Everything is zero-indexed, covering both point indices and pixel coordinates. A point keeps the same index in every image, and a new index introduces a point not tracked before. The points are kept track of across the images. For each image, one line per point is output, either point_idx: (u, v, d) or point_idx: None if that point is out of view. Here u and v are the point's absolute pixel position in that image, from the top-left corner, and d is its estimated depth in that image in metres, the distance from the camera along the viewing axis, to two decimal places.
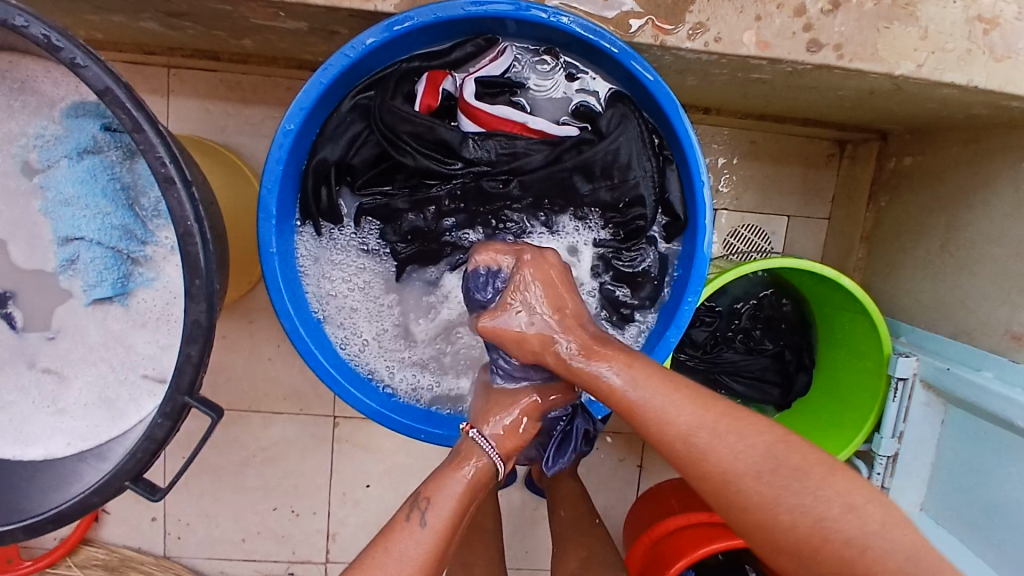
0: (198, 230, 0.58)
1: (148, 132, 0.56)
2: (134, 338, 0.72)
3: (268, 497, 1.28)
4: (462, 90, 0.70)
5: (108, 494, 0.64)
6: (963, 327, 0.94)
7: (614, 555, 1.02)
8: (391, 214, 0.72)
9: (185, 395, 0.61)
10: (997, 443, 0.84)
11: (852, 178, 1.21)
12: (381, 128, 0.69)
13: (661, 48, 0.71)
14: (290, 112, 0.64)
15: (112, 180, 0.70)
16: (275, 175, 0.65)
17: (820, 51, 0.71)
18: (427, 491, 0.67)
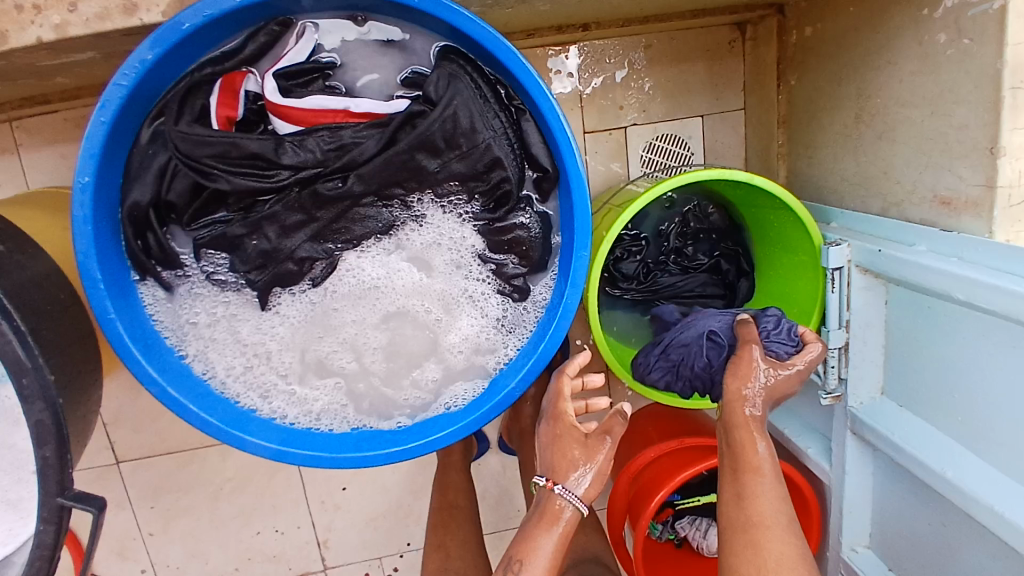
0: (8, 324, 0.53)
1: None
2: (12, 437, 0.67)
3: (248, 523, 1.27)
4: (264, 88, 0.64)
5: None
6: (891, 199, 0.90)
7: None
8: (232, 242, 0.66)
9: (58, 496, 0.56)
10: (941, 316, 0.81)
11: (758, 60, 1.14)
12: (182, 156, 0.63)
13: None
14: (78, 163, 0.57)
15: None
16: (85, 236, 0.59)
17: None
18: (518, 552, 0.71)
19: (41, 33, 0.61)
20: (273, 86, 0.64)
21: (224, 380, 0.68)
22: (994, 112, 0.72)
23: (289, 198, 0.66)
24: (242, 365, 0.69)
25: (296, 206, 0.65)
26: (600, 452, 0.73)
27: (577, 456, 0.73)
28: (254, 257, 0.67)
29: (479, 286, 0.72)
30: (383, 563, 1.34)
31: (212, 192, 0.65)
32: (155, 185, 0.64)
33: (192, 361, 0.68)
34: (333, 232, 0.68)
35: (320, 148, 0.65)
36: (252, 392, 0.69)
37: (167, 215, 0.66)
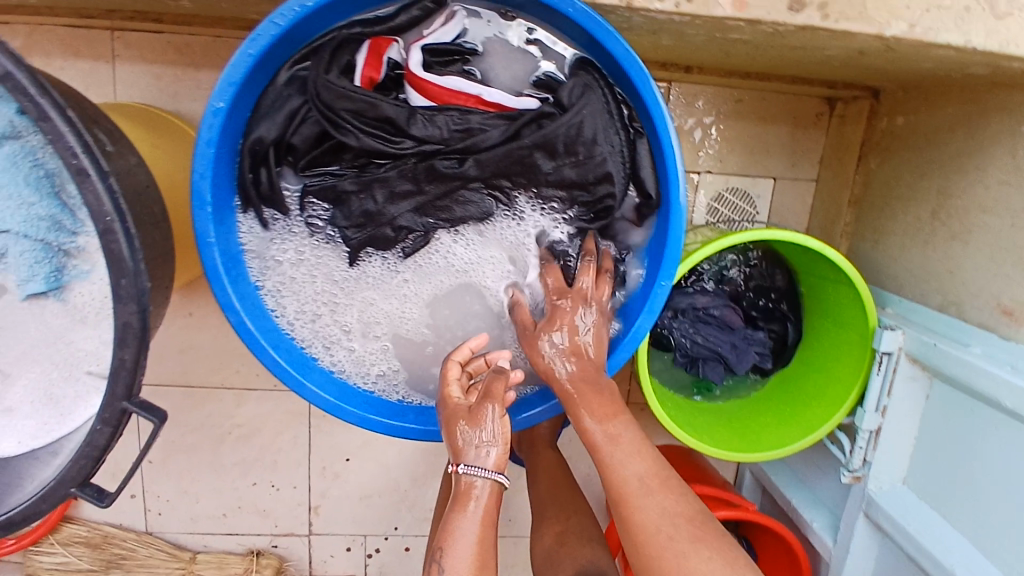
0: (120, 225, 0.53)
1: (55, 120, 0.51)
2: (75, 334, 0.68)
3: (247, 472, 1.28)
4: (407, 59, 0.67)
5: (56, 501, 0.62)
6: (952, 297, 0.91)
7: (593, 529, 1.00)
8: (338, 197, 0.69)
9: (123, 400, 0.58)
10: (983, 420, 0.82)
11: (841, 138, 1.16)
12: (319, 104, 0.66)
13: (628, 9, 0.65)
14: (217, 87, 0.58)
15: (34, 166, 0.63)
16: (206, 159, 0.60)
17: (803, 11, 0.64)
18: (442, 541, 0.65)
19: None
20: (417, 58, 0.67)
21: (292, 323, 0.72)
22: None
23: (402, 169, 0.68)
24: (314, 313, 0.72)
25: (411, 176, 0.68)
26: (486, 417, 0.66)
27: (465, 427, 0.66)
28: (355, 214, 0.69)
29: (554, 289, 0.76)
30: (367, 542, 1.34)
31: (336, 143, 0.68)
32: (283, 126, 0.66)
33: (269, 298, 0.70)
34: (432, 210, 0.70)
35: (446, 128, 0.67)
36: (317, 339, 0.73)
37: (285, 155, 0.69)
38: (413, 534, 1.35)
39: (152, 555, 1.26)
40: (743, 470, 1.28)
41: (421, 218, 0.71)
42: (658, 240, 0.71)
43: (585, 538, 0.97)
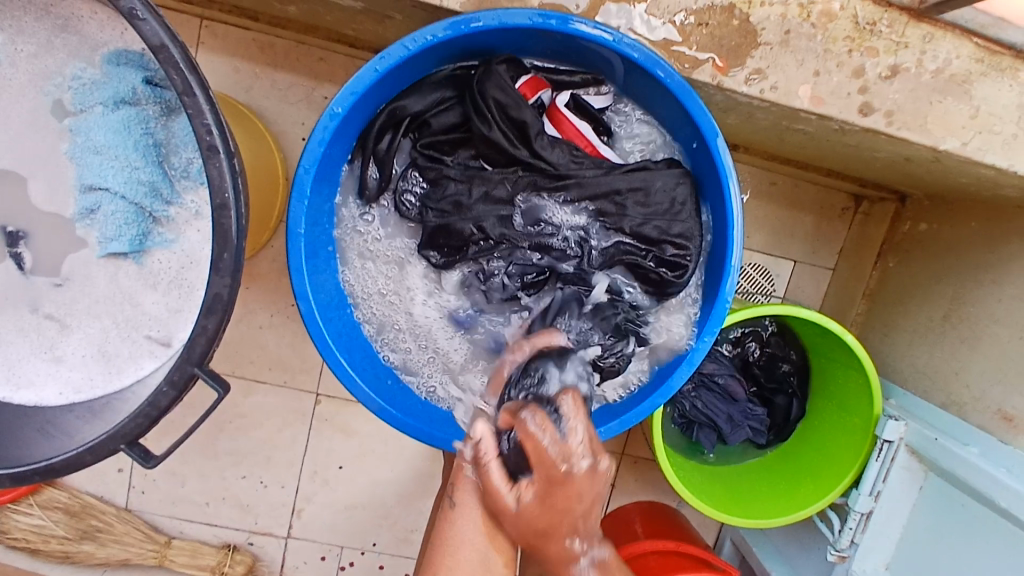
0: (234, 202, 0.57)
1: (198, 97, 0.55)
2: (143, 297, 0.70)
3: (239, 464, 1.28)
4: (555, 98, 0.79)
5: (101, 454, 0.62)
6: (954, 399, 0.95)
7: None
8: (435, 181, 0.79)
9: (195, 365, 0.59)
10: (975, 517, 0.86)
11: (864, 235, 1.22)
12: (472, 98, 0.76)
13: (717, 87, 0.71)
14: (340, 95, 0.66)
15: (146, 134, 0.68)
16: (314, 154, 0.68)
17: (871, 116, 0.71)
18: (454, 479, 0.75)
19: None
20: (565, 99, 0.79)
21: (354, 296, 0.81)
22: None
23: (504, 177, 0.77)
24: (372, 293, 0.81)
25: (509, 186, 0.77)
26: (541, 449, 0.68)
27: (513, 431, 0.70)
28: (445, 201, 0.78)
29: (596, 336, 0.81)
30: (342, 554, 1.32)
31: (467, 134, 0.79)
32: (429, 105, 0.77)
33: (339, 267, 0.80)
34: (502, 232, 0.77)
35: (560, 157, 0.77)
36: (369, 316, 0.82)
37: (413, 129, 0.79)
38: (390, 553, 1.33)
39: (128, 533, 1.24)
40: (724, 537, 1.28)
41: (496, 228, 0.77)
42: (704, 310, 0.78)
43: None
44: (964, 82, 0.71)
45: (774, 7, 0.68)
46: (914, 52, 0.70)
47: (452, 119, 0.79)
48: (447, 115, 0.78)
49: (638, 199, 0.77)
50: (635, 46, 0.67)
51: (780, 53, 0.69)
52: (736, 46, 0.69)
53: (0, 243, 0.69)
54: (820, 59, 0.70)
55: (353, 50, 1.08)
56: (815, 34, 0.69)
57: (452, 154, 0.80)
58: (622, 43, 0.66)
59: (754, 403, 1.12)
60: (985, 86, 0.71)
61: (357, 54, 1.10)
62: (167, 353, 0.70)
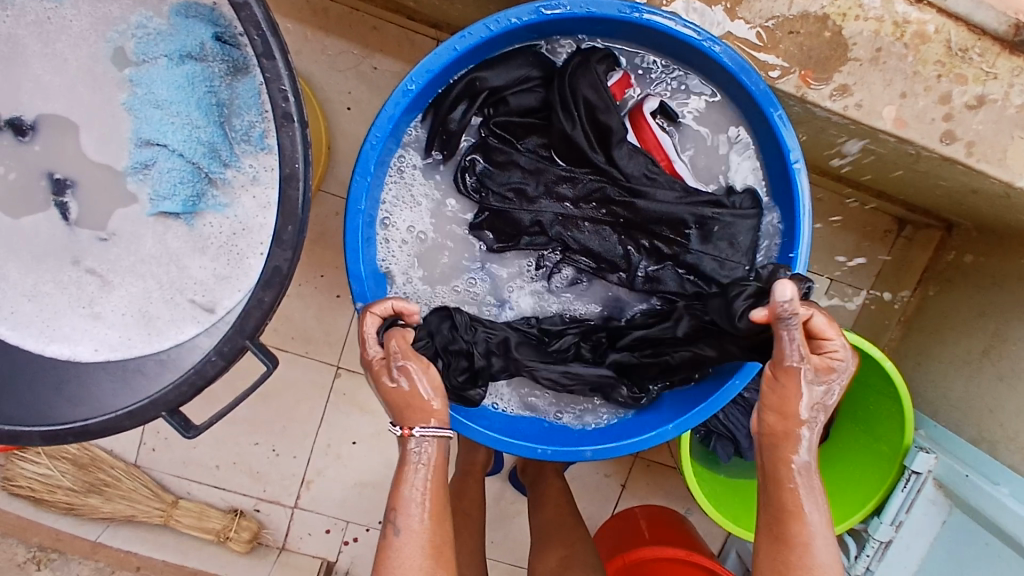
0: (304, 173, 0.55)
1: (279, 61, 0.53)
2: (189, 260, 0.68)
3: (252, 430, 1.27)
4: (643, 102, 0.76)
5: (140, 420, 0.60)
6: (986, 435, 0.94)
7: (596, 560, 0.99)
8: (501, 163, 0.76)
9: (247, 338, 0.58)
10: (997, 557, 0.85)
11: (904, 259, 1.20)
12: (560, 89, 0.74)
13: (800, 100, 0.69)
14: (416, 70, 0.65)
15: (209, 92, 0.66)
16: (383, 129, 0.66)
17: (951, 144, 0.69)
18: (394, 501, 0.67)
19: None
20: (651, 106, 0.76)
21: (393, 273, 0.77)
22: None
23: (571, 175, 0.77)
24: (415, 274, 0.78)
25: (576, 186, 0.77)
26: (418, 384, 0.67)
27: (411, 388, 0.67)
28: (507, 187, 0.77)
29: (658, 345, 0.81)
30: (347, 529, 1.32)
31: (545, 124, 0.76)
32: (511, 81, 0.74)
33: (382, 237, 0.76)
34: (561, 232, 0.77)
35: (636, 169, 0.75)
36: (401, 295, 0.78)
37: (489, 104, 0.75)
38: None
39: (136, 490, 1.23)
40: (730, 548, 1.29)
41: (555, 226, 0.77)
42: None
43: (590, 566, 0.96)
44: None
45: (868, 23, 0.67)
46: (1003, 84, 0.68)
47: (533, 103, 0.76)
48: (528, 97, 0.75)
49: (703, 232, 0.75)
50: (724, 50, 0.65)
51: (868, 70, 0.67)
52: (824, 59, 0.67)
53: (46, 192, 0.67)
54: (908, 80, 0.68)
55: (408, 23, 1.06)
56: (906, 55, 0.67)
57: (524, 138, 0.77)
58: (712, 45, 0.65)
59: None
60: None
61: (412, 28, 1.08)
62: (210, 319, 0.69)
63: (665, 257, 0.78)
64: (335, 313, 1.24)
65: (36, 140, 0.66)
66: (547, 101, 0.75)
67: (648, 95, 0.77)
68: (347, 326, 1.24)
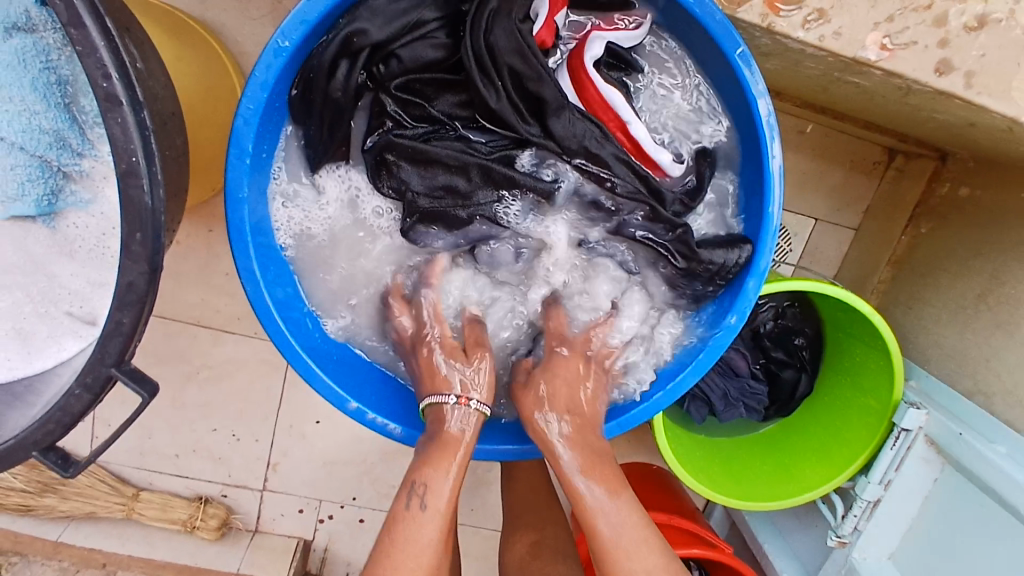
0: (146, 168, 0.45)
1: (90, 29, 0.42)
2: (58, 267, 0.59)
3: (208, 416, 1.21)
4: (586, 46, 0.61)
5: (9, 462, 0.52)
6: (982, 387, 0.87)
7: (569, 539, 0.94)
8: (422, 158, 0.62)
9: (112, 366, 0.49)
10: (992, 519, 0.79)
11: (895, 193, 1.10)
12: (476, 43, 0.60)
13: (766, 31, 0.58)
14: (288, 23, 0.55)
15: (46, 70, 0.53)
16: (256, 103, 0.57)
17: (947, 75, 0.58)
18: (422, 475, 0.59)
19: None
20: (595, 53, 0.62)
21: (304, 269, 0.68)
22: None
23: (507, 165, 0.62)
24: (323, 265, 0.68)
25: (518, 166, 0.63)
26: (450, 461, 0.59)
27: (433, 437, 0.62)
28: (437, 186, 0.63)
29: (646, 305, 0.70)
30: (321, 507, 1.27)
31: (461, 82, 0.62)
32: (399, 34, 0.60)
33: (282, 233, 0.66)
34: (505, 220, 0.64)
35: (575, 138, 0.62)
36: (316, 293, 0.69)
37: (375, 61, 0.61)
38: (371, 508, 1.28)
39: (93, 486, 1.17)
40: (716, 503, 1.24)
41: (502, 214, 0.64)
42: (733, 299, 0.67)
43: (561, 553, 0.90)
44: None
45: None
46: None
47: (433, 54, 0.62)
48: (426, 48, 0.61)
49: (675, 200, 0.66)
50: None
51: None
52: None
53: None
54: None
55: None
56: None
57: (435, 99, 0.63)
58: None
59: (757, 379, 1.05)
60: None
61: None
62: (93, 332, 0.59)
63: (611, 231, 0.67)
64: None
65: None
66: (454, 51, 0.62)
67: (592, 37, 0.62)
68: None
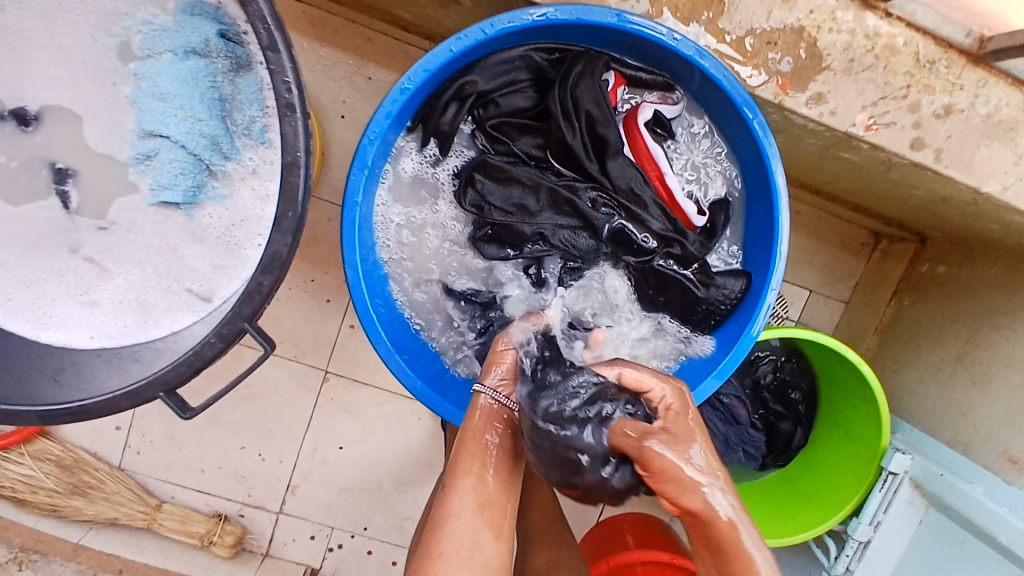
0: (304, 162, 0.57)
1: (283, 54, 0.55)
2: (187, 250, 0.70)
3: (238, 434, 1.27)
4: (638, 111, 0.75)
5: (137, 400, 0.62)
6: (960, 437, 0.98)
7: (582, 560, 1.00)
8: (501, 179, 0.75)
9: (246, 320, 0.60)
10: (971, 553, 0.87)
11: (880, 271, 1.24)
12: (563, 95, 0.73)
13: (777, 106, 0.72)
14: (415, 71, 0.66)
15: (212, 87, 0.66)
16: (380, 127, 0.67)
17: (921, 151, 0.73)
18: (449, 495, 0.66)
19: None
20: (646, 116, 0.75)
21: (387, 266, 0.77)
22: None
23: (571, 192, 0.75)
24: (408, 272, 0.78)
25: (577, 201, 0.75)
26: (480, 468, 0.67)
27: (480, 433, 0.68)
28: (509, 201, 0.75)
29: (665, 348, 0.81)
30: (332, 535, 1.31)
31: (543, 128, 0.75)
32: (498, 86, 0.73)
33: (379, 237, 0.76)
34: (563, 242, 0.77)
35: (625, 181, 0.75)
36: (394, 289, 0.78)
37: (478, 106, 0.75)
38: (380, 539, 1.32)
39: (119, 493, 1.22)
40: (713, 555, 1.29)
41: (559, 237, 0.76)
42: (725, 338, 0.78)
43: None
44: (1013, 128, 0.73)
45: (841, 35, 0.69)
46: (969, 95, 0.72)
47: (522, 104, 0.75)
48: (516, 98, 0.75)
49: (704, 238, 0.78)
50: (715, 68, 0.67)
51: (841, 80, 0.70)
52: (801, 68, 0.70)
53: (47, 180, 0.69)
54: (882, 89, 0.71)
55: (406, 35, 1.08)
56: (877, 66, 0.70)
57: (518, 139, 0.76)
58: (702, 60, 0.67)
59: (756, 428, 1.13)
60: None
61: (405, 39, 1.09)
62: (206, 308, 0.70)
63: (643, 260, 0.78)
64: (324, 318, 1.24)
65: (40, 130, 0.68)
66: (540, 103, 0.76)
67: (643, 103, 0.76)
68: (335, 331, 1.25)
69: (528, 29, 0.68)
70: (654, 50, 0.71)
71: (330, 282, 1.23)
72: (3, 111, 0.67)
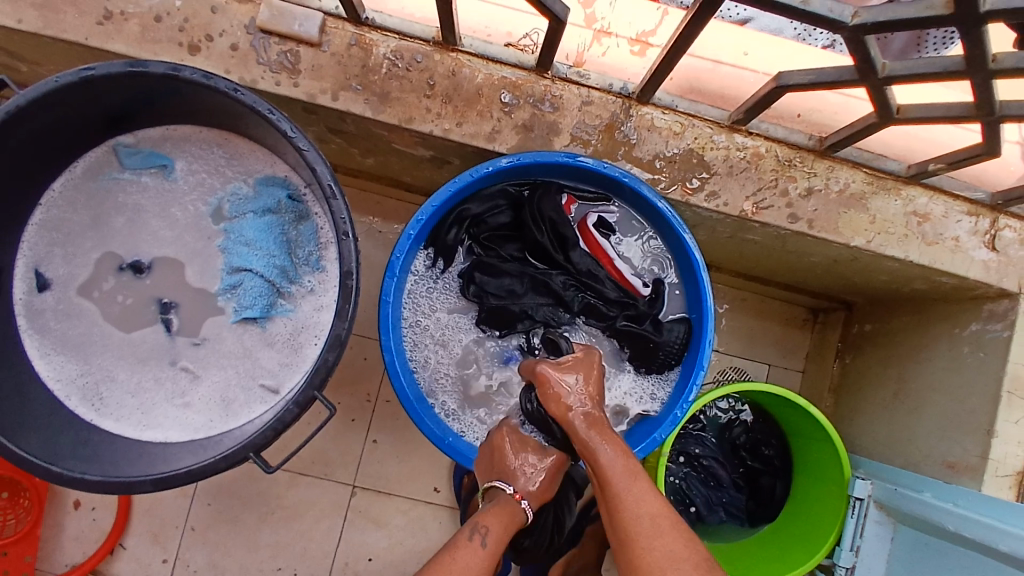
0: (356, 271, 0.81)
1: (340, 200, 0.80)
2: (261, 353, 0.91)
3: (274, 556, 1.37)
4: (585, 217, 1.02)
5: (233, 461, 0.79)
6: (910, 459, 1.14)
7: None
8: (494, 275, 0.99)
9: (316, 389, 0.79)
10: (935, 551, 1.01)
11: (822, 339, 1.45)
12: (532, 212, 1.00)
13: (686, 203, 1.00)
14: (424, 206, 0.92)
15: (282, 232, 0.93)
16: (403, 248, 0.92)
17: (797, 222, 0.99)
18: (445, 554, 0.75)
19: (433, 129, 0.96)
20: (593, 220, 1.02)
21: (412, 350, 0.99)
22: (994, 405, 1.01)
23: (547, 279, 1.00)
24: (430, 353, 0.99)
25: (552, 286, 1.00)
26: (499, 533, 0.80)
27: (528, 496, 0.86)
28: (501, 291, 0.99)
29: (642, 390, 1.01)
30: None
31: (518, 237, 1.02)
32: (486, 210, 0.99)
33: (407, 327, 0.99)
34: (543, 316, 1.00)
35: (585, 267, 1.01)
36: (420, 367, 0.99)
37: (472, 226, 1.00)
38: None
39: None
40: None
41: (541, 312, 1.00)
42: (684, 374, 0.98)
43: None
44: (862, 198, 1.00)
45: (720, 151, 0.98)
46: (823, 179, 0.99)
47: (504, 220, 1.02)
48: (501, 217, 1.01)
49: (652, 299, 1.02)
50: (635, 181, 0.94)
51: (727, 180, 0.98)
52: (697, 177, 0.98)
53: (154, 313, 0.92)
54: (757, 185, 0.99)
55: (406, 194, 1.37)
56: (751, 168, 0.98)
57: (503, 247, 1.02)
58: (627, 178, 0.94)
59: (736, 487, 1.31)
60: (879, 200, 1.00)
61: (407, 198, 1.38)
62: (275, 398, 0.90)
63: (608, 324, 1.01)
64: (348, 436, 1.40)
65: (149, 276, 0.92)
66: (516, 219, 1.01)
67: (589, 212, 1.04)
68: (360, 449, 1.40)
69: (502, 170, 0.95)
70: (591, 177, 0.99)
71: (354, 404, 1.40)
72: (123, 265, 0.92)
